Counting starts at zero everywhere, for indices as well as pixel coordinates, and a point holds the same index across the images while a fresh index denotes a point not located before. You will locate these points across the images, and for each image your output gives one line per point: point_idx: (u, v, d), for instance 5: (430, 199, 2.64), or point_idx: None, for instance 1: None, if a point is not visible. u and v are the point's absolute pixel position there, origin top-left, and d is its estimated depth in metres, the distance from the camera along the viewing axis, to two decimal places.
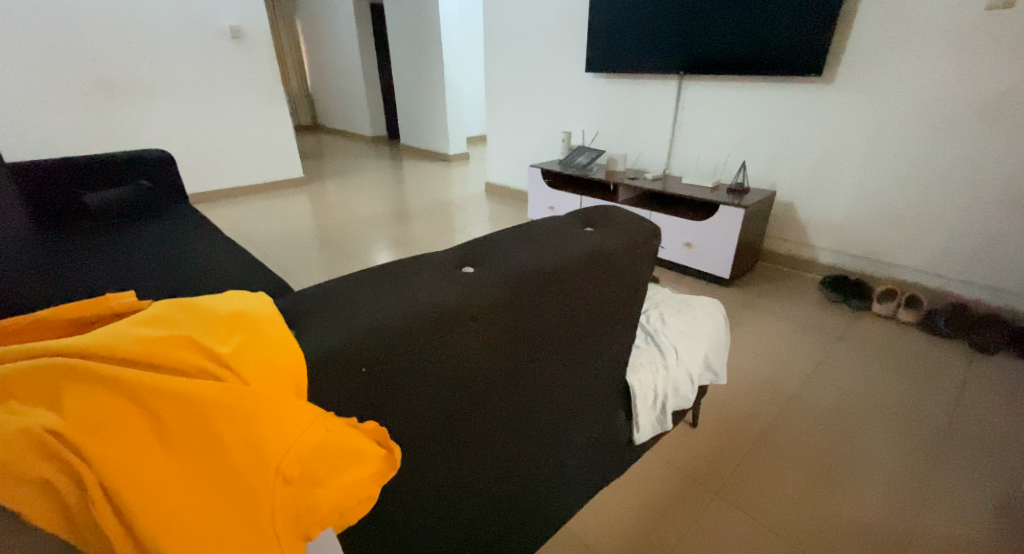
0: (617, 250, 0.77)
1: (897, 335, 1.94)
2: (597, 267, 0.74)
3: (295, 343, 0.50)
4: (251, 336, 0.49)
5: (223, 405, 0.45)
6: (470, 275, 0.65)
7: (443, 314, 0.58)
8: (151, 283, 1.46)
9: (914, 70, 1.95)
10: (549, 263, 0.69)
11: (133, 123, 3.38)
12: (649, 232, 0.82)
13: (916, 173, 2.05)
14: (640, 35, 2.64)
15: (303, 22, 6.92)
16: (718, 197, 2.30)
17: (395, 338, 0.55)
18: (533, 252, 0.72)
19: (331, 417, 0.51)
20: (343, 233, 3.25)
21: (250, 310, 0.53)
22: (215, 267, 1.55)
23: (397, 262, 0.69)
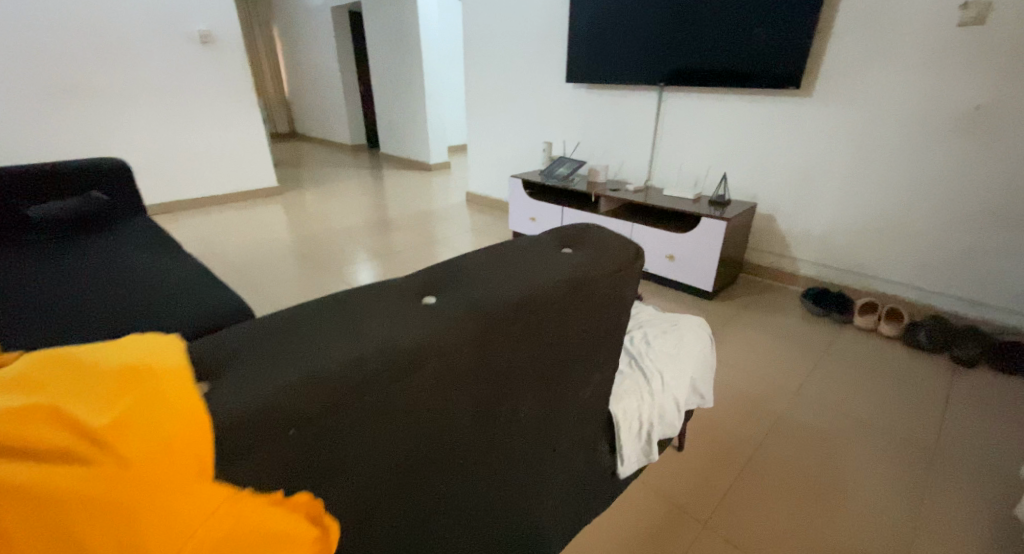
0: (597, 275, 0.70)
1: (880, 350, 1.92)
2: (578, 295, 0.68)
3: (204, 403, 0.43)
4: (141, 399, 0.41)
5: (94, 496, 0.36)
6: (431, 307, 0.58)
7: (398, 357, 0.51)
8: (97, 305, 1.34)
9: (892, 82, 1.95)
10: (522, 292, 0.62)
11: (95, 131, 3.23)
12: (631, 254, 0.76)
13: (895, 186, 2.04)
14: (620, 46, 2.61)
15: (281, 28, 6.80)
16: (700, 209, 2.27)
17: (337, 390, 0.47)
18: (503, 279, 0.65)
19: (247, 497, 0.43)
20: (319, 244, 3.13)
21: (146, 364, 0.44)
22: (170, 287, 1.44)
23: (350, 292, 0.62)
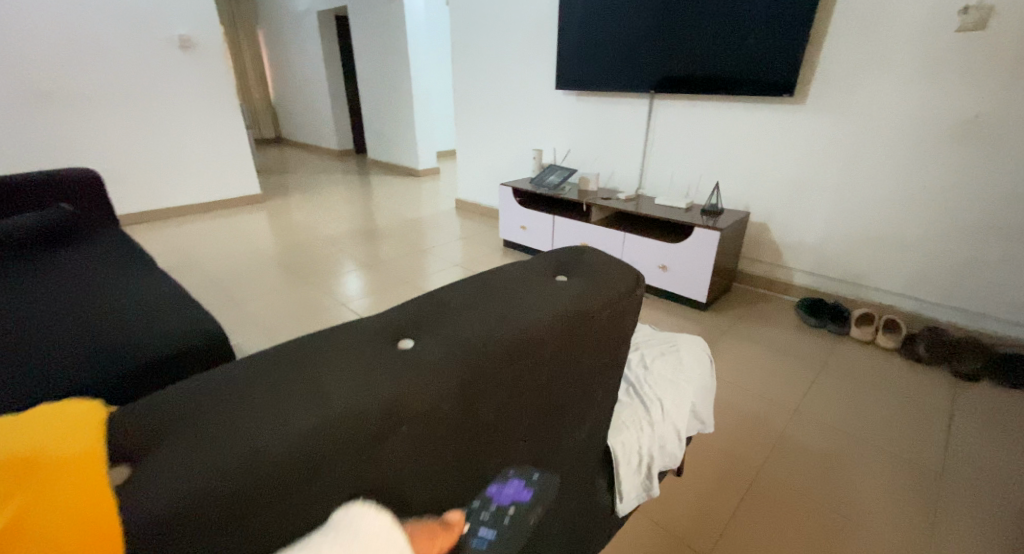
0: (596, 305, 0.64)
1: (878, 363, 1.89)
2: (571, 335, 0.62)
3: (108, 488, 0.39)
4: (27, 506, 0.38)
5: None
6: (404, 359, 0.53)
7: (359, 426, 0.46)
8: (60, 334, 1.25)
9: (887, 92, 1.93)
10: (506, 338, 0.57)
11: (69, 138, 3.11)
12: (631, 280, 0.70)
13: (890, 197, 2.03)
14: (611, 52, 2.56)
15: (266, 32, 6.69)
16: (693, 218, 2.23)
17: (285, 471, 0.43)
18: (487, 318, 0.60)
19: None
20: (304, 255, 3.04)
21: (44, 452, 0.41)
22: (137, 310, 1.37)
23: (318, 337, 0.57)
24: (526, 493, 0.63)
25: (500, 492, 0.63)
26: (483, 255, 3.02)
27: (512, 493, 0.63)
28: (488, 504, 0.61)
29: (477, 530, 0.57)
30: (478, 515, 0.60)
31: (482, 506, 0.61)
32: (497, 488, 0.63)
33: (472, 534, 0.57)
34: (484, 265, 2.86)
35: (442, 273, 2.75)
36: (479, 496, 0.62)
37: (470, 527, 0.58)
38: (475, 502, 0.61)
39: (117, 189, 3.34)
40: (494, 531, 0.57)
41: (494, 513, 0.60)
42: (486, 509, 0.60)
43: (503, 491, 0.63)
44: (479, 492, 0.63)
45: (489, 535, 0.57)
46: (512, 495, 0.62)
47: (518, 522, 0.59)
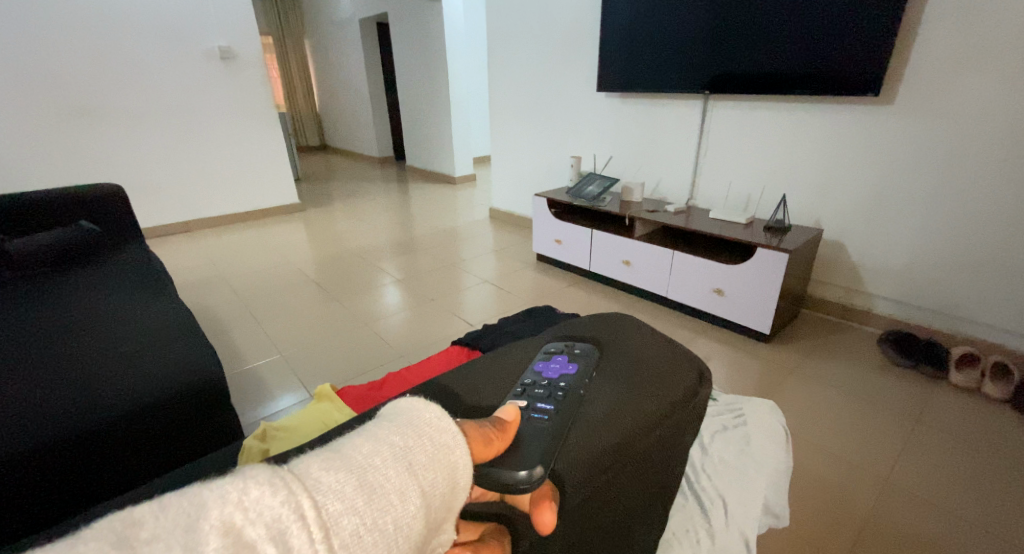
0: (641, 380, 0.65)
1: (987, 420, 1.56)
2: (605, 385, 0.64)
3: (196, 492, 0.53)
4: None
5: None
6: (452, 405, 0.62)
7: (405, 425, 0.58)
8: (57, 371, 1.22)
9: (998, 89, 1.60)
10: (539, 379, 0.65)
11: (111, 150, 3.15)
12: (695, 379, 0.66)
13: (1001, 217, 1.68)
14: (658, 50, 2.31)
15: (312, 41, 6.78)
16: (754, 237, 1.96)
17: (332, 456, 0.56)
18: (528, 362, 0.72)
19: None
20: (333, 267, 2.93)
21: None
22: (126, 357, 1.28)
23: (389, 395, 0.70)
24: (573, 365, 0.67)
25: (547, 366, 0.68)
26: (516, 270, 2.82)
27: (560, 366, 0.67)
28: (540, 380, 0.64)
29: (534, 408, 0.59)
30: (531, 391, 0.62)
31: (537, 382, 0.64)
32: (545, 364, 0.68)
33: (530, 417, 0.58)
34: (517, 282, 2.66)
35: (472, 290, 2.57)
36: (530, 376, 0.66)
37: (526, 405, 0.60)
38: (528, 380, 0.65)
39: (156, 198, 3.37)
40: (551, 406, 0.59)
41: (548, 388, 0.62)
42: (540, 385, 0.63)
43: (552, 366, 0.67)
44: (529, 372, 0.68)
45: (546, 412, 0.58)
46: (558, 369, 0.66)
47: (570, 395, 0.61)
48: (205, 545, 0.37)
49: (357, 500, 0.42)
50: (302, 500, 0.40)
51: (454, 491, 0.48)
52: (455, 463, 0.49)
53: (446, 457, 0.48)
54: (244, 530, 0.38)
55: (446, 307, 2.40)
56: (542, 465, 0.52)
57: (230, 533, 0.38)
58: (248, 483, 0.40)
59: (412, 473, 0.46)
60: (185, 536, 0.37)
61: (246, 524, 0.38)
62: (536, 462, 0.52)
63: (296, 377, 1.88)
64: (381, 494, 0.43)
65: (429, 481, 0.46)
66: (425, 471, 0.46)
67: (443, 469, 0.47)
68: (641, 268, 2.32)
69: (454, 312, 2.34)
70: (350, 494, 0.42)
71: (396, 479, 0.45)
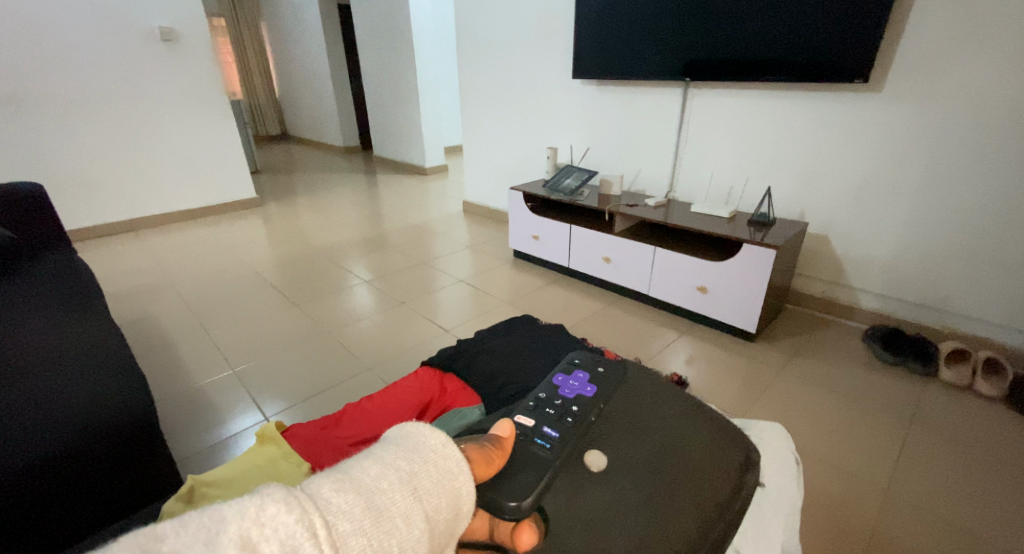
0: (680, 456, 0.57)
1: (978, 419, 1.53)
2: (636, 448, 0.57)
3: None
4: None
5: None
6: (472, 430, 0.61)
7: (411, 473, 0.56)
8: None
9: (988, 77, 1.55)
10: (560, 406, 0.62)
11: (40, 141, 2.84)
12: (742, 462, 0.59)
13: (989, 209, 1.65)
14: (637, 34, 2.18)
15: (269, 24, 6.40)
16: (738, 232, 1.87)
17: None
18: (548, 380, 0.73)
19: None
20: (295, 267, 2.73)
21: None
22: (32, 391, 1.07)
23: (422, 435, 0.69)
24: (590, 388, 0.66)
25: (565, 382, 0.69)
26: (491, 268, 2.69)
27: (578, 385, 0.67)
28: (555, 399, 0.65)
29: (539, 433, 0.58)
30: (543, 409, 0.63)
31: (551, 399, 0.65)
32: (564, 380, 0.69)
33: (532, 441, 0.57)
34: (493, 281, 2.53)
35: (446, 291, 2.43)
36: (547, 391, 0.67)
37: (533, 427, 0.59)
38: (543, 396, 0.66)
39: (95, 195, 3.08)
40: (557, 432, 0.58)
41: (560, 408, 0.62)
42: (552, 405, 0.63)
43: (569, 384, 0.68)
44: (547, 384, 0.69)
45: (549, 442, 0.57)
46: (576, 389, 0.67)
47: (580, 423, 0.60)
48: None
49: (365, 519, 0.37)
50: (315, 518, 0.35)
51: (459, 518, 0.43)
52: (460, 490, 0.43)
53: (451, 482, 0.43)
54: (257, 547, 0.33)
55: (419, 310, 2.25)
56: (532, 497, 0.51)
57: (244, 549, 0.32)
58: (263, 498, 0.35)
59: (418, 498, 0.40)
60: (203, 550, 0.32)
61: (261, 540, 0.33)
62: (527, 493, 0.51)
63: (249, 395, 1.70)
64: (386, 516, 0.38)
65: (434, 506, 0.41)
66: (431, 497, 0.41)
67: (448, 495, 0.42)
68: (622, 265, 2.22)
69: (427, 315, 2.19)
70: (359, 514, 0.37)
71: (401, 503, 0.39)
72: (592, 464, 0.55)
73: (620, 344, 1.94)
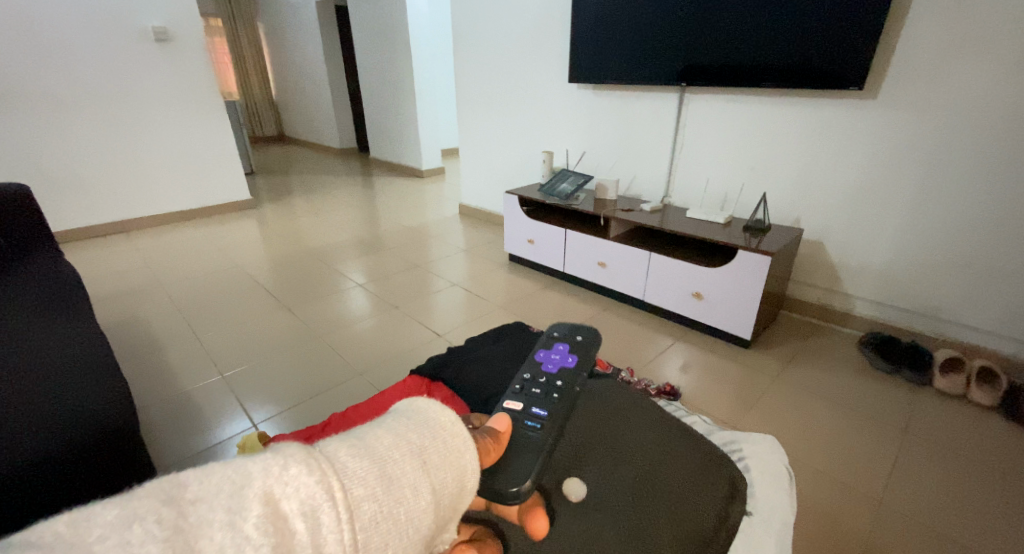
0: (664, 484, 0.72)
1: (971, 428, 1.52)
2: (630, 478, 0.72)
3: None
4: None
5: None
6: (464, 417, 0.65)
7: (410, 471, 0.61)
8: None
9: (982, 84, 1.55)
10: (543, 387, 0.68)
11: (31, 141, 2.82)
12: (723, 495, 0.73)
13: (983, 217, 1.64)
14: (632, 39, 2.18)
15: (266, 25, 6.38)
16: (733, 237, 1.87)
17: None
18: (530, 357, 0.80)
19: None
20: (289, 270, 2.71)
21: None
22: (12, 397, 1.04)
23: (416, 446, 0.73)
24: (571, 359, 0.75)
25: (547, 356, 0.77)
26: (486, 272, 2.67)
27: (560, 359, 0.76)
28: (540, 376, 0.72)
29: (528, 414, 0.61)
30: (529, 390, 0.67)
31: (536, 378, 0.71)
32: (546, 357, 0.76)
33: (523, 423, 0.59)
34: (487, 284, 2.51)
35: (440, 294, 2.41)
36: (531, 371, 0.73)
37: (522, 409, 0.62)
38: (529, 375, 0.72)
39: (86, 195, 3.05)
40: (545, 411, 0.62)
41: (546, 387, 0.68)
42: (538, 384, 0.69)
43: (552, 360, 0.76)
44: (532, 360, 0.76)
45: (539, 423, 0.59)
46: (559, 362, 0.75)
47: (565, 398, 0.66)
48: (245, 512, 0.33)
49: (377, 486, 0.37)
50: (331, 481, 0.36)
51: (463, 493, 0.43)
52: (466, 466, 0.43)
53: (457, 459, 0.43)
54: (277, 503, 0.35)
55: (413, 314, 2.23)
56: (532, 479, 0.51)
57: (265, 505, 0.34)
58: (282, 457, 0.37)
59: (427, 470, 0.40)
60: (224, 502, 0.34)
61: (281, 498, 0.35)
62: (527, 476, 0.52)
63: (237, 400, 1.68)
64: (397, 485, 0.38)
65: (441, 480, 0.41)
66: (438, 471, 0.41)
67: (455, 471, 0.42)
68: (616, 270, 2.21)
69: (421, 319, 2.17)
70: (371, 480, 0.38)
71: (411, 474, 0.39)
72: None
73: (614, 349, 1.93)
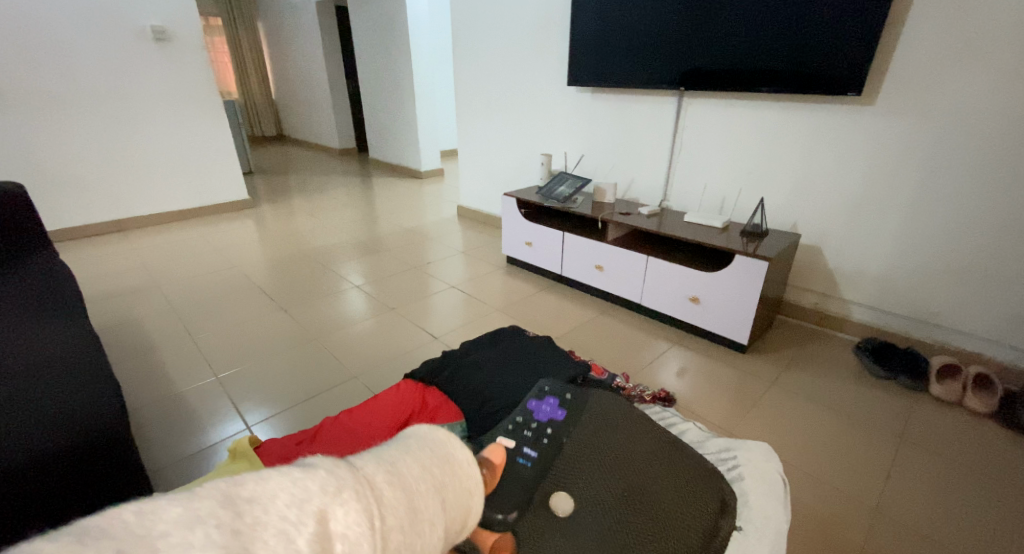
0: (655, 501, 0.62)
1: (968, 435, 1.51)
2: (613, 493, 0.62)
3: None
4: None
5: None
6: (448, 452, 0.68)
7: None
8: None
9: (981, 90, 1.54)
10: (532, 428, 0.72)
11: (28, 139, 2.81)
12: (715, 510, 0.64)
13: (982, 222, 1.64)
14: (631, 42, 2.18)
15: (266, 25, 6.38)
16: (731, 242, 1.86)
17: None
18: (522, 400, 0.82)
19: None
20: (286, 270, 2.71)
21: None
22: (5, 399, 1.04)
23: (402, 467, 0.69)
24: (561, 412, 0.76)
25: (539, 405, 0.78)
26: (483, 274, 2.67)
27: (550, 410, 0.76)
28: (531, 422, 0.74)
29: (520, 453, 0.67)
30: (521, 433, 0.71)
31: (527, 423, 0.73)
32: (538, 405, 0.77)
33: (515, 460, 0.65)
34: (485, 287, 2.51)
35: (438, 297, 2.40)
36: (523, 415, 0.76)
37: (513, 448, 0.67)
38: (521, 419, 0.74)
39: (83, 195, 3.04)
40: (535, 451, 0.67)
41: (536, 431, 0.71)
42: (529, 427, 0.72)
43: (543, 409, 0.77)
44: (523, 408, 0.78)
45: (530, 460, 0.66)
46: (549, 413, 0.75)
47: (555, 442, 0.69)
48: (298, 526, 0.35)
49: (405, 517, 0.38)
50: (368, 508, 0.36)
51: (465, 529, 0.43)
52: (472, 506, 0.43)
53: (466, 498, 0.43)
54: (324, 523, 0.35)
55: (410, 316, 2.22)
56: (517, 509, 0.58)
57: (311, 524, 0.35)
58: (321, 478, 0.37)
59: (444, 507, 0.40)
60: (271, 515, 0.35)
61: (323, 519, 0.35)
62: (512, 506, 0.59)
63: (231, 401, 1.68)
64: (419, 519, 0.38)
65: (453, 517, 0.41)
66: (452, 508, 0.41)
67: (463, 510, 0.42)
68: (614, 273, 2.21)
69: (418, 321, 2.17)
70: (400, 511, 0.38)
71: (432, 509, 0.39)
72: (559, 509, 0.60)
73: (611, 353, 1.92)
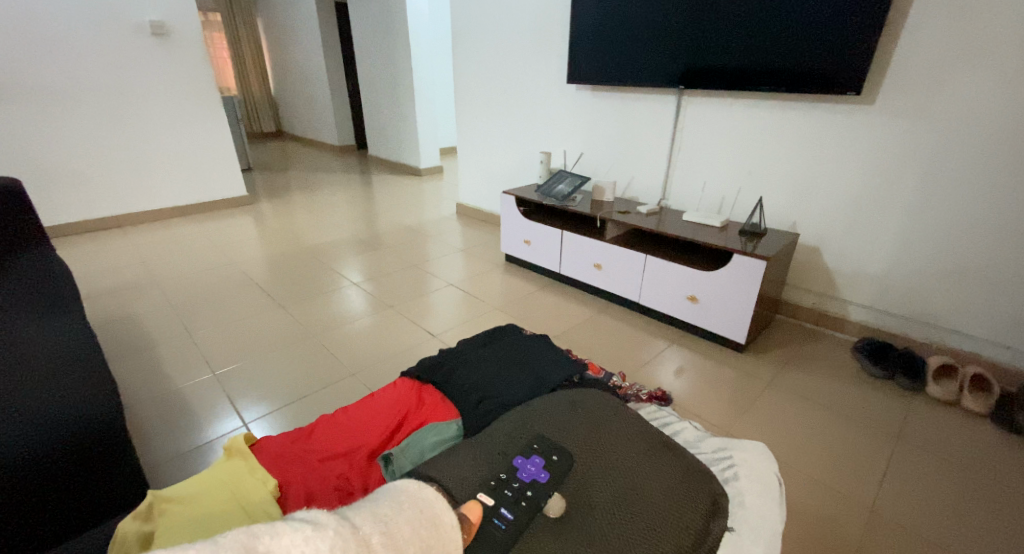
0: (646, 508, 0.61)
1: (965, 435, 1.52)
2: (603, 502, 0.61)
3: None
4: None
5: None
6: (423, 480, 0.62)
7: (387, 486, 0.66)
8: None
9: (981, 91, 1.54)
10: (514, 475, 0.64)
11: (26, 134, 2.80)
12: (707, 510, 0.63)
13: (981, 223, 1.64)
14: (631, 40, 2.17)
15: (265, 21, 6.36)
16: (730, 241, 1.86)
17: None
18: (509, 445, 0.69)
19: None
20: (284, 268, 2.70)
21: None
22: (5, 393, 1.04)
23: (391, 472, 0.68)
24: (546, 474, 0.64)
25: (525, 465, 0.65)
26: (482, 272, 2.66)
27: (535, 470, 0.64)
28: (512, 480, 0.63)
29: (496, 511, 0.59)
30: (499, 489, 0.62)
31: (508, 481, 0.63)
32: (522, 460, 0.65)
33: (489, 520, 0.58)
34: (483, 285, 2.51)
35: (436, 295, 2.40)
36: (506, 470, 0.64)
37: (492, 504, 0.60)
38: (502, 475, 0.64)
39: (81, 190, 3.04)
40: (512, 514, 0.59)
41: (516, 491, 0.61)
42: (510, 485, 0.62)
43: (527, 467, 0.65)
44: (507, 463, 0.66)
45: (505, 521, 0.58)
46: (534, 475, 0.64)
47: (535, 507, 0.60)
48: None
49: None
50: None
51: None
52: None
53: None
54: None
55: (408, 314, 2.22)
56: None
57: None
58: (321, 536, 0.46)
59: None
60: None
61: None
62: None
63: (228, 397, 1.68)
64: None
65: None
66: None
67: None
68: (613, 272, 2.21)
69: (416, 319, 2.17)
70: None
71: None
72: (550, 509, 0.60)
73: (608, 352, 1.92)
